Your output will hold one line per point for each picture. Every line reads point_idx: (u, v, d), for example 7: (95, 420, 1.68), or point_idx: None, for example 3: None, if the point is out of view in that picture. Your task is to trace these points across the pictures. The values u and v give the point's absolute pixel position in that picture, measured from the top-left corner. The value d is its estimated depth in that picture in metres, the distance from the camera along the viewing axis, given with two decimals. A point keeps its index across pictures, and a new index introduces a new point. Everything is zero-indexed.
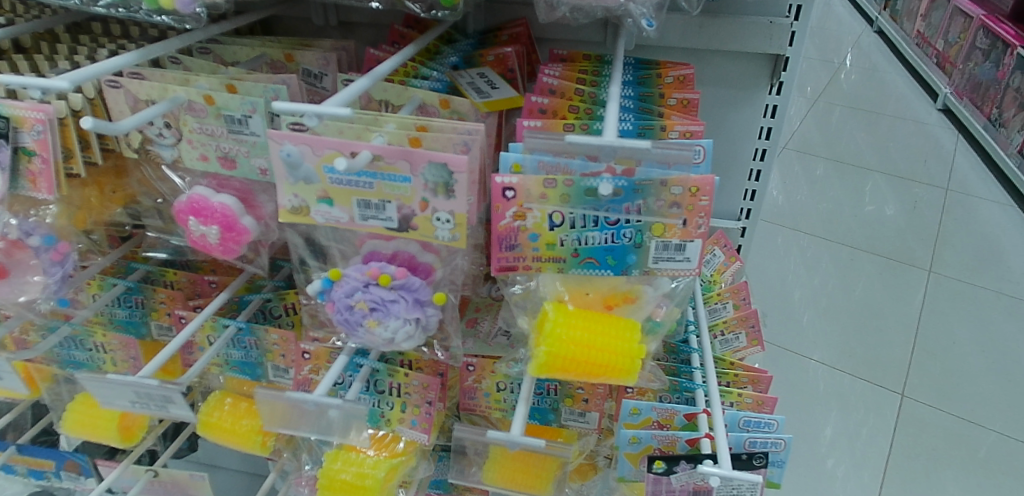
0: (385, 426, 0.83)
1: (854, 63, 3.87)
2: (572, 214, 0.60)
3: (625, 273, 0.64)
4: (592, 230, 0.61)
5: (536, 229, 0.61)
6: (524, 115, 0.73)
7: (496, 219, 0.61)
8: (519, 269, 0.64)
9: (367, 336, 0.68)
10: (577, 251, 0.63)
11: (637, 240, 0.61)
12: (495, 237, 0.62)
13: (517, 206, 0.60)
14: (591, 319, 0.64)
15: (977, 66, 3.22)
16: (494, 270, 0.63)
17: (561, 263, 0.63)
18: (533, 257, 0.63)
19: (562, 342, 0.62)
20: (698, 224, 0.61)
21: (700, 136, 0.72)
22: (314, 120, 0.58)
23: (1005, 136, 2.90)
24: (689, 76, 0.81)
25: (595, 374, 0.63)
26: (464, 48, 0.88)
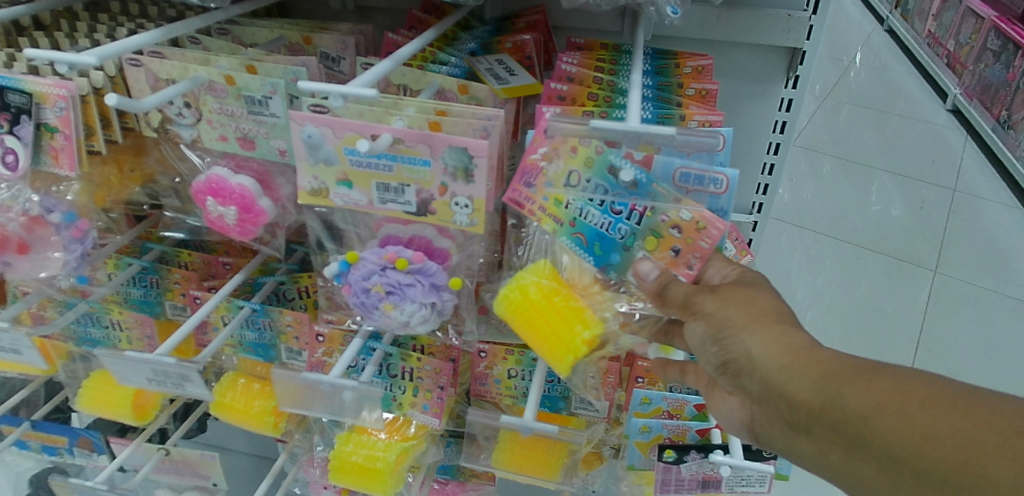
0: (397, 410, 0.83)
1: (864, 61, 3.86)
2: (586, 182, 0.62)
3: (603, 268, 0.64)
4: (596, 208, 0.61)
5: (553, 179, 0.62)
6: (543, 102, 0.73)
7: (528, 150, 0.62)
8: (524, 210, 0.62)
9: (383, 319, 0.68)
10: (574, 221, 0.62)
11: (627, 242, 0.62)
12: (519, 167, 0.62)
13: (549, 147, 0.62)
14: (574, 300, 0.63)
15: (987, 68, 3.22)
16: (505, 199, 0.62)
17: (557, 225, 0.62)
18: (540, 206, 0.62)
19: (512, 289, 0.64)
20: (687, 262, 0.62)
21: (719, 126, 0.72)
22: (339, 101, 0.58)
23: (1015, 137, 2.90)
24: (707, 66, 0.81)
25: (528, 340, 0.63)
26: (481, 35, 0.88)
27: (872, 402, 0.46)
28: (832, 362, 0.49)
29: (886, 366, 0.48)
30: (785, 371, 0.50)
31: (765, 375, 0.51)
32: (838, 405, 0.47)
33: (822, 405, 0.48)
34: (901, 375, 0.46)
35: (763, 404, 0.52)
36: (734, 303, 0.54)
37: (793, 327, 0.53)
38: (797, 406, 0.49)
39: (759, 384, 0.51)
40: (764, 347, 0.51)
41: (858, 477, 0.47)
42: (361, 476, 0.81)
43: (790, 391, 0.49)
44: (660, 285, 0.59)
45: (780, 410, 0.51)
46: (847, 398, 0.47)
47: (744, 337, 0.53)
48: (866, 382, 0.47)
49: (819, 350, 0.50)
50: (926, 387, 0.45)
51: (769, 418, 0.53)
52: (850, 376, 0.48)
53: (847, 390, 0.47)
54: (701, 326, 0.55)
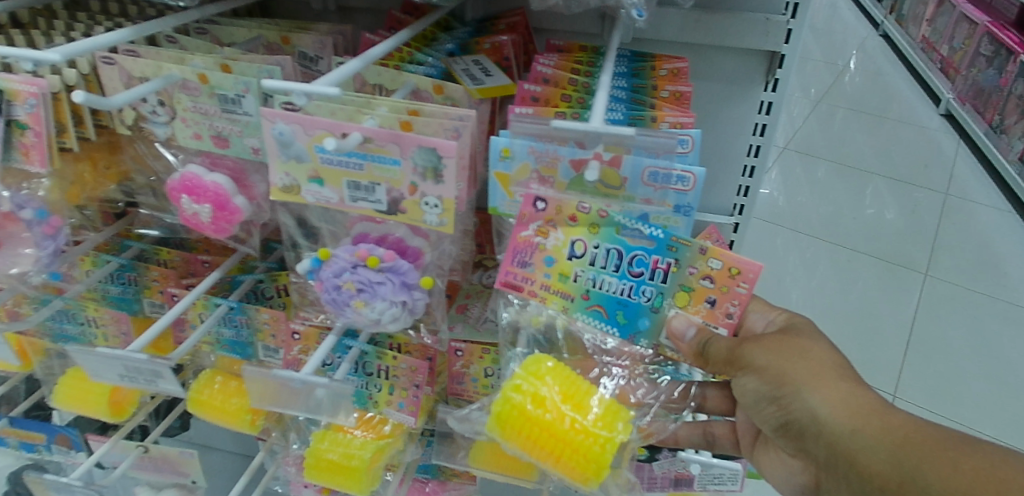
0: (373, 408, 0.85)
1: (858, 66, 3.87)
2: (594, 248, 0.63)
3: (633, 336, 0.66)
4: (611, 275, 0.64)
5: (554, 253, 0.64)
6: (517, 103, 0.73)
7: (519, 228, 0.64)
8: (524, 291, 0.65)
9: (354, 316, 0.70)
10: (588, 292, 0.64)
11: (655, 303, 0.64)
12: (513, 246, 0.64)
13: (543, 219, 0.63)
14: (591, 415, 0.62)
15: (980, 73, 3.24)
16: (501, 283, 0.64)
17: (567, 300, 0.65)
18: (542, 284, 0.65)
19: (522, 402, 0.62)
20: (726, 311, 0.64)
21: (690, 128, 0.72)
22: (303, 98, 0.59)
23: (1006, 142, 2.91)
24: (683, 68, 0.81)
25: (538, 458, 0.63)
26: (461, 35, 0.88)
27: (955, 485, 0.52)
28: (905, 433, 0.56)
29: (964, 443, 0.54)
30: (858, 439, 0.56)
31: (837, 441, 0.57)
32: (915, 482, 0.53)
33: (899, 481, 0.54)
34: (979, 459, 0.53)
35: (833, 468, 0.58)
36: (786, 356, 0.60)
37: (858, 387, 0.59)
38: (871, 477, 0.55)
39: (829, 447, 0.57)
40: (833, 409, 0.57)
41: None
42: (336, 473, 0.81)
43: (863, 460, 0.56)
44: (700, 343, 0.63)
45: (853, 480, 0.57)
46: (923, 476, 0.53)
47: (805, 395, 0.59)
48: (948, 462, 0.53)
49: (890, 416, 0.57)
50: (1004, 476, 0.51)
51: (838, 481, 0.59)
52: (924, 452, 0.54)
53: (923, 467, 0.53)
54: (753, 381, 0.61)
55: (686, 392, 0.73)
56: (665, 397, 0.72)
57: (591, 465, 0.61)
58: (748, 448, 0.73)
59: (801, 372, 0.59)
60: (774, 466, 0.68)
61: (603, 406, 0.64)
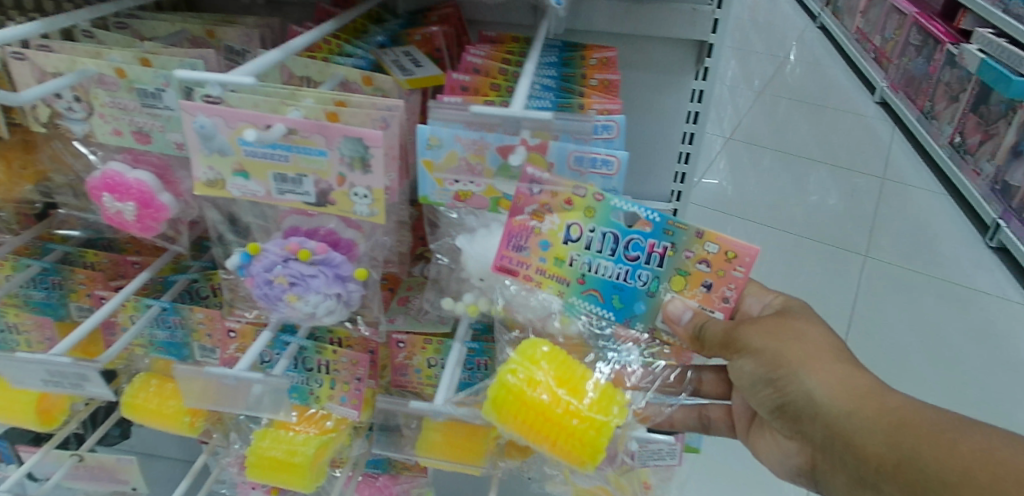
0: (314, 403, 0.85)
1: (798, 57, 3.99)
2: (590, 232, 0.63)
3: (628, 319, 0.67)
4: (607, 259, 0.64)
5: (549, 237, 0.64)
6: (445, 92, 0.74)
7: (513, 212, 0.64)
8: (520, 275, 0.66)
9: (288, 310, 0.69)
10: (583, 277, 0.66)
11: (651, 288, 0.65)
12: (508, 230, 0.64)
13: (538, 203, 0.63)
14: (587, 399, 0.64)
15: (911, 61, 3.36)
16: (496, 267, 0.65)
17: (563, 283, 0.66)
18: (537, 268, 0.66)
19: (518, 386, 0.63)
20: (722, 295, 0.65)
21: (617, 115, 0.74)
22: (218, 88, 0.61)
23: (937, 127, 3.04)
24: (612, 58, 0.84)
25: (532, 442, 0.65)
26: (393, 28, 0.88)
27: (956, 468, 0.51)
28: (902, 415, 0.55)
29: (965, 426, 0.54)
30: (854, 421, 0.56)
31: (833, 423, 0.57)
32: (912, 463, 0.53)
33: (896, 462, 0.54)
34: (978, 440, 0.52)
35: (829, 449, 0.58)
36: (783, 340, 0.61)
37: (856, 369, 0.60)
38: (869, 459, 0.55)
39: (826, 429, 0.57)
40: (830, 391, 0.58)
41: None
42: (278, 471, 0.80)
43: (860, 442, 0.56)
44: (695, 328, 0.64)
45: (849, 462, 0.57)
46: (921, 458, 0.53)
47: (803, 378, 0.59)
48: (950, 446, 0.53)
49: (888, 398, 0.57)
50: (1004, 457, 0.51)
51: (833, 463, 0.59)
52: (922, 434, 0.54)
53: (920, 450, 0.53)
54: (750, 364, 0.61)
55: (682, 377, 0.75)
56: (660, 381, 0.73)
57: (586, 449, 0.62)
58: (742, 430, 0.73)
59: (797, 355, 0.60)
60: (768, 449, 0.69)
61: (597, 391, 0.65)
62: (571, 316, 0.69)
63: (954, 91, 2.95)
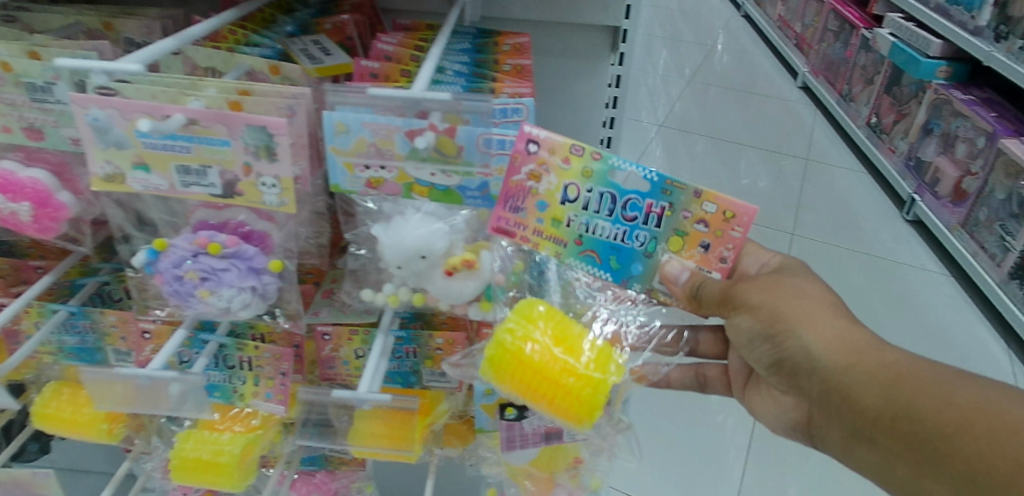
0: (239, 401, 0.84)
1: (724, 45, 4.11)
2: (587, 192, 0.63)
3: (626, 280, 0.67)
4: (604, 220, 0.64)
5: (546, 198, 0.64)
6: (355, 80, 0.73)
7: (510, 172, 0.63)
8: (518, 237, 0.66)
9: (201, 306, 0.67)
10: (581, 238, 0.65)
11: (648, 249, 0.65)
12: (504, 191, 0.63)
13: (536, 163, 0.62)
14: (584, 357, 0.62)
15: (829, 47, 3.50)
16: (493, 228, 0.64)
17: (559, 245, 0.65)
18: (534, 229, 0.65)
19: (514, 343, 0.62)
20: (719, 256, 0.65)
21: (528, 98, 0.75)
22: (103, 76, 0.60)
23: (855, 109, 3.18)
24: (525, 43, 0.85)
25: (529, 402, 0.63)
26: (304, 17, 0.87)
27: (952, 421, 0.55)
28: (898, 370, 0.58)
29: (958, 380, 0.57)
30: (852, 376, 0.59)
31: (832, 377, 0.59)
32: (909, 416, 0.56)
33: (893, 414, 0.57)
34: (971, 392, 0.56)
35: (825, 403, 0.61)
36: (781, 296, 0.62)
37: (852, 325, 0.62)
38: (868, 412, 0.58)
39: (825, 384, 0.60)
40: (827, 347, 0.60)
41: (920, 484, 0.57)
42: (204, 472, 0.79)
43: (858, 397, 0.58)
44: (693, 287, 0.63)
45: (846, 414, 0.60)
46: (917, 410, 0.56)
47: (801, 335, 0.60)
48: (946, 400, 0.56)
49: (885, 353, 0.60)
50: (998, 408, 0.54)
51: (828, 416, 0.62)
52: (918, 388, 0.57)
53: (917, 403, 0.56)
54: (747, 321, 0.62)
55: (679, 337, 0.75)
56: (657, 340, 0.72)
57: (583, 407, 0.61)
58: (736, 388, 0.75)
59: (796, 311, 0.61)
60: (762, 404, 0.71)
61: (595, 350, 0.64)
62: (490, 301, 0.72)
63: (869, 74, 3.08)
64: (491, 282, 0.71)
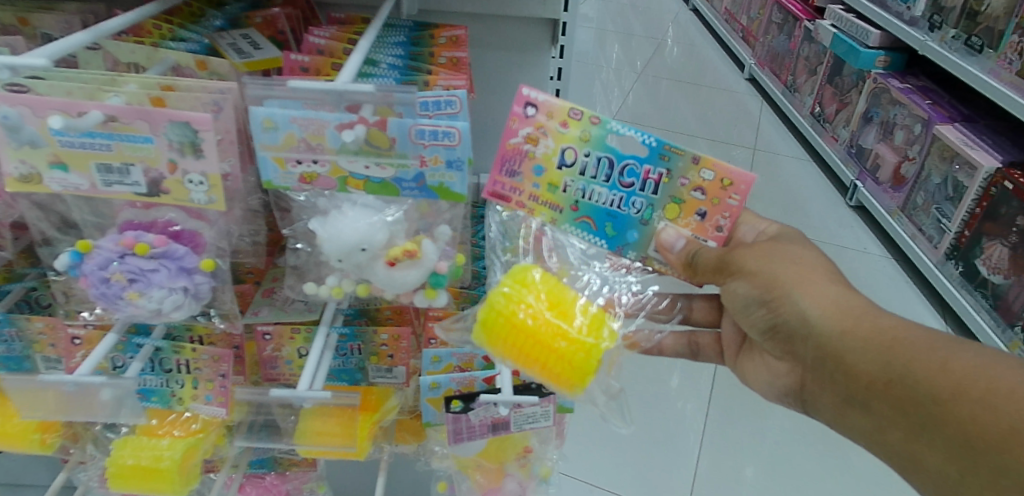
0: (179, 405, 0.82)
1: (674, 38, 4.18)
2: (585, 157, 0.65)
3: (621, 247, 0.70)
4: (602, 186, 0.66)
5: (543, 162, 0.65)
6: (284, 74, 0.73)
7: (507, 136, 0.65)
8: (512, 201, 0.68)
9: (131, 309, 0.65)
10: (577, 203, 0.67)
11: (644, 216, 0.68)
12: (501, 154, 0.65)
13: (533, 126, 0.64)
14: (577, 323, 0.64)
15: (773, 39, 3.57)
16: (487, 192, 0.66)
17: (555, 210, 0.68)
18: (530, 194, 0.67)
19: (508, 308, 0.63)
20: (716, 224, 0.68)
21: (462, 90, 0.75)
22: (7, 72, 0.56)
23: (799, 99, 3.25)
24: (461, 36, 0.84)
25: (520, 367, 0.64)
26: (234, 11, 0.85)
27: (946, 387, 0.56)
28: (893, 336, 0.60)
29: (955, 346, 0.58)
30: (846, 341, 0.61)
31: (827, 342, 0.62)
32: (903, 380, 0.58)
33: (888, 379, 0.59)
34: (970, 358, 0.56)
35: (821, 367, 0.63)
36: (776, 263, 0.65)
37: (847, 293, 0.64)
38: (862, 376, 0.60)
39: (818, 349, 0.63)
40: (821, 313, 0.62)
41: (912, 450, 0.58)
42: (143, 478, 0.78)
43: (852, 362, 0.61)
44: (688, 255, 0.67)
45: (841, 378, 0.62)
46: (912, 376, 0.57)
47: (798, 300, 0.63)
48: (941, 366, 0.57)
49: (879, 319, 0.61)
50: (997, 373, 0.55)
51: (824, 381, 0.64)
52: (913, 354, 0.58)
53: (912, 369, 0.58)
54: (744, 286, 0.65)
55: (672, 305, 0.79)
56: (651, 307, 0.74)
57: (576, 371, 0.63)
58: (730, 356, 0.79)
59: (790, 276, 0.64)
60: (755, 370, 0.74)
61: (589, 315, 0.65)
62: (437, 289, 0.71)
63: (812, 65, 3.14)
64: (434, 270, 0.70)
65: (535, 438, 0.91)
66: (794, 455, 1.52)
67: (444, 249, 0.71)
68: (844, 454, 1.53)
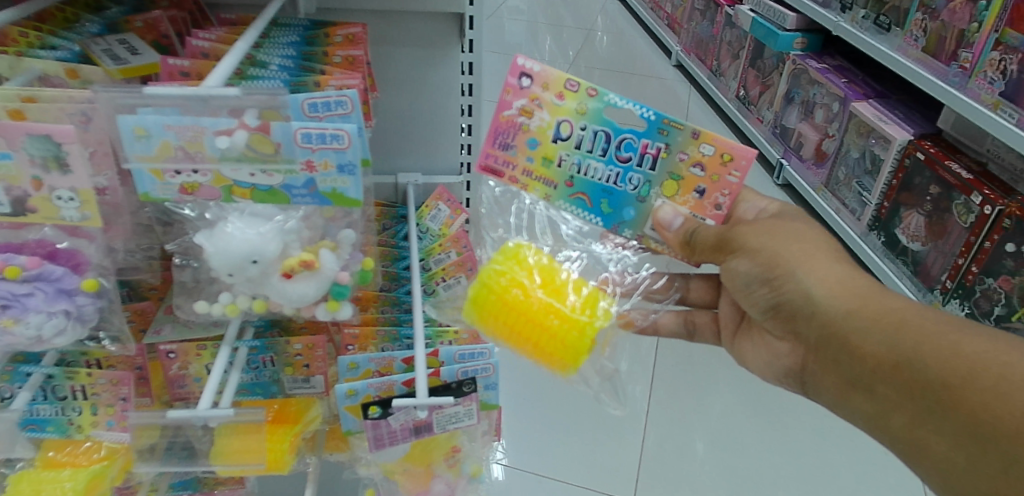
0: (78, 433, 0.78)
1: (603, 27, 4.21)
2: (581, 130, 0.68)
3: (618, 224, 0.73)
4: (598, 161, 0.69)
5: (538, 135, 0.68)
6: (163, 80, 0.69)
7: (502, 107, 0.68)
8: (506, 175, 0.70)
9: (7, 338, 0.61)
10: (572, 179, 0.70)
11: (642, 193, 0.71)
12: (497, 127, 0.68)
13: (528, 98, 0.67)
14: (568, 301, 0.69)
15: (697, 25, 3.63)
16: (482, 165, 0.69)
17: (550, 186, 0.70)
18: (525, 169, 0.70)
19: (502, 285, 0.69)
20: (715, 202, 0.71)
21: (357, 89, 0.73)
22: None
23: (724, 83, 3.32)
24: (359, 33, 0.82)
25: (512, 345, 0.70)
26: (113, 15, 0.80)
27: (956, 372, 0.58)
28: (900, 317, 0.63)
29: (967, 331, 0.61)
30: (851, 320, 0.64)
31: (831, 321, 0.65)
32: (911, 364, 0.61)
33: (895, 362, 0.62)
34: (981, 344, 0.59)
35: (825, 347, 0.67)
36: (779, 241, 0.68)
37: (852, 274, 0.67)
38: (868, 357, 0.63)
39: (822, 328, 0.66)
40: (827, 292, 0.66)
41: (918, 436, 0.61)
42: None
43: (858, 343, 0.64)
44: (687, 233, 0.69)
45: (846, 358, 0.65)
46: (919, 359, 0.60)
47: (804, 280, 0.67)
48: (952, 351, 0.59)
49: (886, 301, 0.65)
50: (1007, 360, 0.57)
51: (828, 362, 0.67)
52: (923, 337, 0.61)
53: (921, 352, 0.60)
54: (745, 263, 0.68)
55: (668, 284, 0.85)
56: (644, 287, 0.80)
57: (567, 348, 0.68)
58: (728, 337, 0.83)
59: (794, 254, 0.67)
60: (755, 350, 0.78)
61: (582, 295, 0.71)
62: (339, 301, 0.70)
63: (735, 49, 3.21)
64: (336, 280, 0.69)
65: (463, 437, 0.90)
66: (736, 427, 1.53)
67: (349, 258, 0.71)
68: (782, 422, 1.55)
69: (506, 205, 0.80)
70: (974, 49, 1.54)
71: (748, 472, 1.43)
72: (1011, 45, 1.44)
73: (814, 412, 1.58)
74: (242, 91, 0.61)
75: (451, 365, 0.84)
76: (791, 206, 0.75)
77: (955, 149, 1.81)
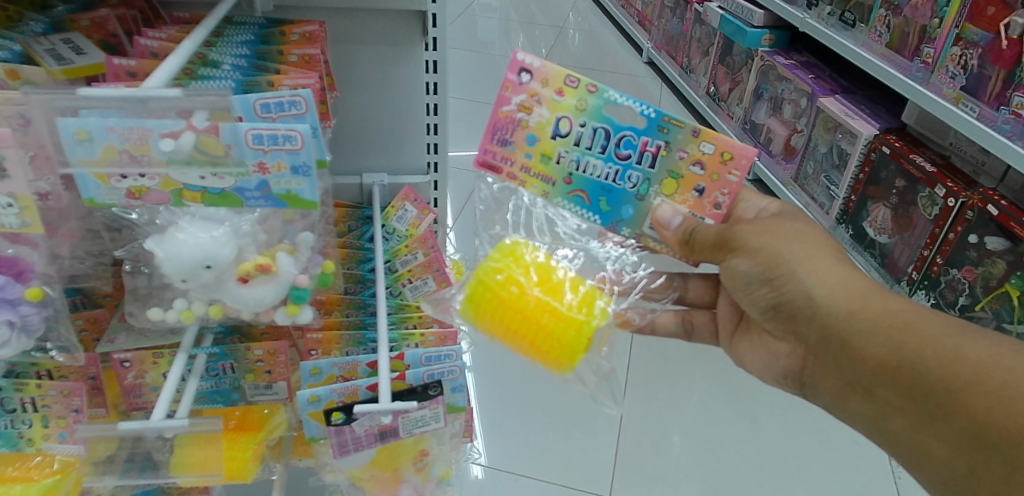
0: (29, 447, 0.75)
1: (575, 25, 4.21)
2: (580, 127, 0.67)
3: (617, 223, 0.72)
4: (597, 158, 0.68)
5: (536, 131, 0.67)
6: (108, 80, 0.67)
7: (501, 102, 0.67)
8: (503, 172, 0.69)
9: None
10: (571, 177, 0.69)
11: (642, 191, 0.70)
12: (494, 122, 0.67)
13: (527, 94, 0.66)
14: (566, 300, 0.69)
15: (667, 22, 3.64)
16: (479, 161, 0.68)
17: (548, 183, 0.69)
18: (523, 165, 0.69)
19: (499, 283, 0.68)
20: (713, 201, 0.71)
21: (311, 89, 0.72)
22: None
23: (695, 80, 3.34)
24: (315, 32, 0.81)
25: (506, 343, 0.69)
26: (59, 13, 0.77)
27: (959, 378, 0.59)
28: (902, 319, 0.64)
29: (968, 335, 0.62)
30: (853, 323, 0.65)
31: (832, 323, 0.66)
32: (913, 367, 0.62)
33: (897, 365, 0.63)
34: (983, 348, 0.60)
35: (825, 348, 0.68)
36: (779, 241, 0.68)
37: (853, 275, 0.68)
38: (868, 358, 0.64)
39: (822, 329, 0.67)
40: (828, 294, 0.66)
41: (918, 438, 0.62)
42: None
43: (859, 345, 0.65)
44: (686, 232, 0.69)
45: (846, 361, 0.66)
46: (922, 363, 0.61)
47: (805, 281, 0.67)
48: (956, 355, 0.60)
49: (888, 302, 0.65)
50: (1010, 364, 0.58)
51: (828, 363, 0.69)
52: (925, 341, 0.62)
53: (923, 356, 0.61)
54: (746, 263, 0.68)
55: (666, 284, 0.85)
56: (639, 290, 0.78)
57: (564, 347, 0.68)
58: (724, 338, 0.83)
59: (795, 255, 0.67)
60: (751, 351, 0.79)
61: (580, 293, 0.70)
62: (298, 304, 0.68)
63: (704, 46, 3.23)
64: (294, 284, 0.67)
65: (432, 441, 0.89)
66: (710, 422, 1.53)
67: (307, 261, 0.69)
68: (755, 416, 1.56)
69: (505, 202, 0.80)
70: (936, 45, 1.56)
71: (722, 466, 1.43)
72: (971, 40, 1.47)
73: (787, 406, 1.59)
74: (186, 92, 0.58)
75: (417, 370, 0.83)
76: (790, 207, 0.76)
77: (919, 143, 1.84)
